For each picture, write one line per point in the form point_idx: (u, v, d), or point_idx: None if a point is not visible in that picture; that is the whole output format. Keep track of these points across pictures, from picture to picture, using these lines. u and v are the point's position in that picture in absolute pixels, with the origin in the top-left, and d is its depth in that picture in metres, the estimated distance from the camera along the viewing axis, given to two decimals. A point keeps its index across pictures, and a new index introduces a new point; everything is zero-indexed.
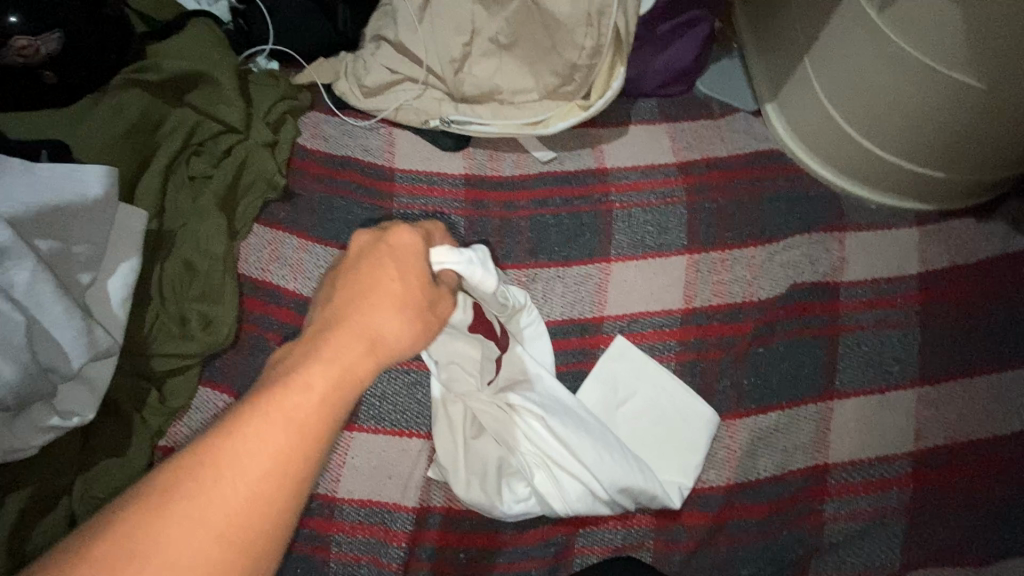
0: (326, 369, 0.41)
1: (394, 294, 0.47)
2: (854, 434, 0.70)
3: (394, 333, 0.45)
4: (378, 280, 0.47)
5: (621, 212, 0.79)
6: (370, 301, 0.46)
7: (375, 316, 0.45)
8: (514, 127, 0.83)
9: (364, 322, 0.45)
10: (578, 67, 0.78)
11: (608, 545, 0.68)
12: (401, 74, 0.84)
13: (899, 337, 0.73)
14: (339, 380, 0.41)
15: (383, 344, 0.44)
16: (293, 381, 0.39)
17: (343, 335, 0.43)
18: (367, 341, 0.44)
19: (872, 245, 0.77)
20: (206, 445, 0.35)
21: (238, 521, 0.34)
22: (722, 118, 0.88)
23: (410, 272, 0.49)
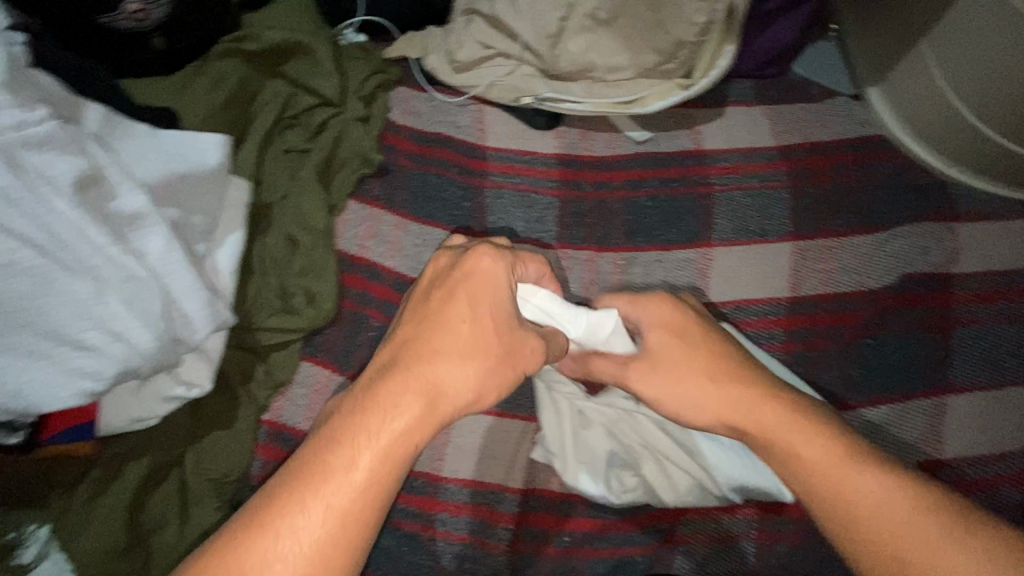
0: (373, 445, 0.45)
1: (460, 344, 0.50)
2: (964, 428, 0.69)
3: (459, 382, 0.49)
4: (446, 324, 0.51)
5: (722, 196, 0.78)
6: (433, 351, 0.50)
7: (446, 363, 0.49)
8: (607, 105, 0.82)
9: (426, 373, 0.49)
10: (686, 44, 0.76)
11: (711, 534, 0.68)
12: (494, 49, 0.82)
13: (1016, 332, 0.71)
14: (392, 447, 0.46)
15: (439, 401, 0.48)
16: (341, 458, 0.44)
17: (410, 386, 0.48)
18: (428, 393, 0.48)
19: (986, 236, 0.75)
20: (254, 527, 0.42)
21: None
22: (821, 101, 0.84)
23: (480, 311, 0.51)
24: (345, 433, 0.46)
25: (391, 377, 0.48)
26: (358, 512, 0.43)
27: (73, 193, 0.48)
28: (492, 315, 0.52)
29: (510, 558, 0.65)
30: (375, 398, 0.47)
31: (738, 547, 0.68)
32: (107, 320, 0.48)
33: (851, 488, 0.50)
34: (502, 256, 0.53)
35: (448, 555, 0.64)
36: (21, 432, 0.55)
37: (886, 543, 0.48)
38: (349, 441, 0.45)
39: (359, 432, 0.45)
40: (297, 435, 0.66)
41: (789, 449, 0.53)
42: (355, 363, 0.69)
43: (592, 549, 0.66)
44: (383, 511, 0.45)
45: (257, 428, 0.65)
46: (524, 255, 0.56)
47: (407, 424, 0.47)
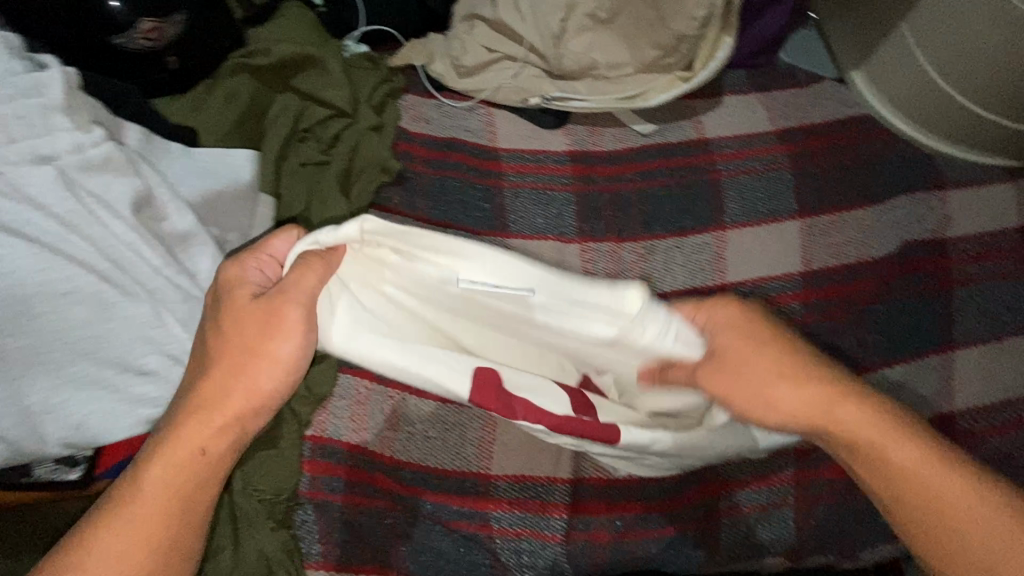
0: (176, 443, 0.52)
1: (244, 340, 0.53)
2: (972, 379, 0.75)
3: (267, 388, 0.54)
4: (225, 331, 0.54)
5: (730, 180, 0.81)
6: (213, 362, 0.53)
7: (233, 385, 0.53)
8: (612, 101, 0.84)
9: (216, 380, 0.53)
10: (686, 38, 0.79)
11: (751, 505, 0.70)
12: (498, 52, 0.84)
13: (1007, 288, 0.77)
14: (186, 445, 0.52)
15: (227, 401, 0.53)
16: (153, 459, 0.52)
17: (200, 417, 0.52)
18: (224, 415, 0.53)
19: (973, 200, 0.80)
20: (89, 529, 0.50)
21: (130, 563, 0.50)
22: (809, 86, 0.89)
23: (248, 317, 0.53)
24: (151, 461, 0.52)
25: (182, 411, 0.53)
26: (175, 513, 0.52)
27: (132, 215, 0.55)
28: (249, 309, 0.53)
29: (565, 547, 0.66)
30: (175, 427, 0.52)
31: (778, 516, 0.70)
32: (166, 342, 0.55)
33: (936, 492, 0.56)
34: (266, 256, 0.56)
35: (505, 550, 0.65)
36: (80, 467, 0.56)
37: (948, 542, 0.55)
38: (149, 468, 0.51)
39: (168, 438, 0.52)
40: (343, 448, 0.65)
41: (889, 460, 0.57)
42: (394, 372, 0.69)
43: (644, 531, 0.67)
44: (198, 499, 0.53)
45: (302, 445, 0.63)
46: (265, 241, 0.57)
47: (196, 448, 0.52)
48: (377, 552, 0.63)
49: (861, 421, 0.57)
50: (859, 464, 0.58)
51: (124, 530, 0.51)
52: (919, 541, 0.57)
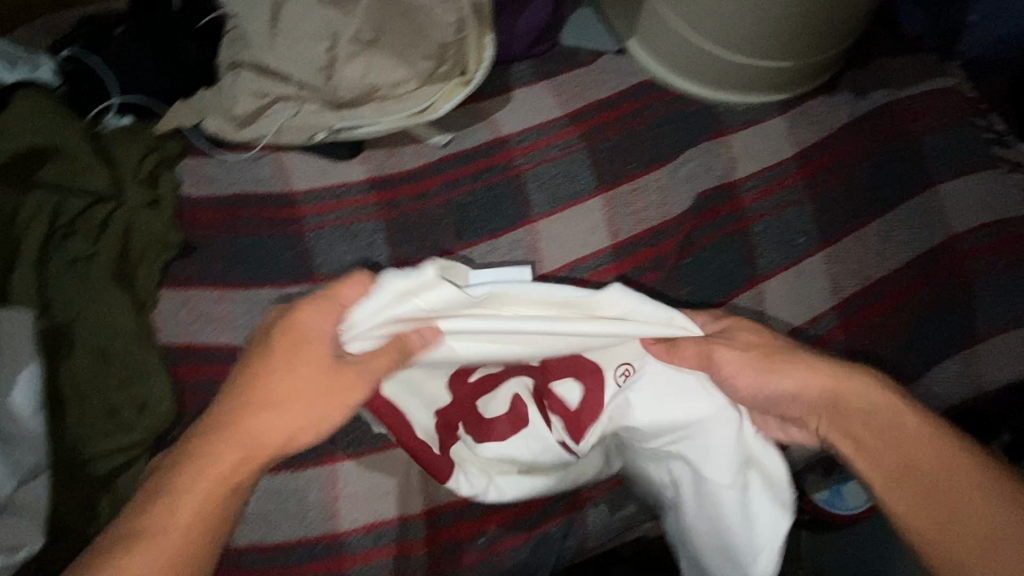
0: (233, 457, 0.56)
1: (299, 383, 0.57)
2: (776, 306, 0.78)
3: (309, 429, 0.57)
4: (265, 380, 0.57)
5: (529, 173, 0.82)
6: (252, 407, 0.56)
7: (257, 413, 0.56)
8: (401, 119, 0.83)
9: (250, 426, 0.56)
10: (448, 45, 0.81)
11: (610, 479, 0.74)
12: (271, 95, 0.81)
13: (796, 215, 0.81)
14: (247, 457, 0.56)
15: (286, 441, 0.57)
16: (202, 470, 0.55)
17: (230, 445, 0.56)
18: (245, 450, 0.56)
19: (753, 139, 0.85)
20: (133, 536, 0.53)
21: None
22: (593, 63, 0.92)
23: (297, 368, 0.57)
24: (230, 449, 0.56)
25: (199, 436, 0.56)
26: (215, 504, 0.55)
27: None
28: (304, 363, 0.57)
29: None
30: (227, 434, 0.56)
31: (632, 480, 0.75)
32: None
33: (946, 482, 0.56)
34: (332, 301, 0.59)
35: None
36: None
37: (923, 524, 0.57)
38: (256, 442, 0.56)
39: (213, 449, 0.56)
40: None
41: (896, 426, 0.59)
42: None
43: (512, 538, 0.68)
44: (224, 523, 0.56)
45: None
46: (338, 288, 0.59)
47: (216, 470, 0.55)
48: None
49: (872, 412, 0.60)
50: (852, 447, 0.61)
51: (146, 552, 0.52)
52: (907, 517, 0.57)
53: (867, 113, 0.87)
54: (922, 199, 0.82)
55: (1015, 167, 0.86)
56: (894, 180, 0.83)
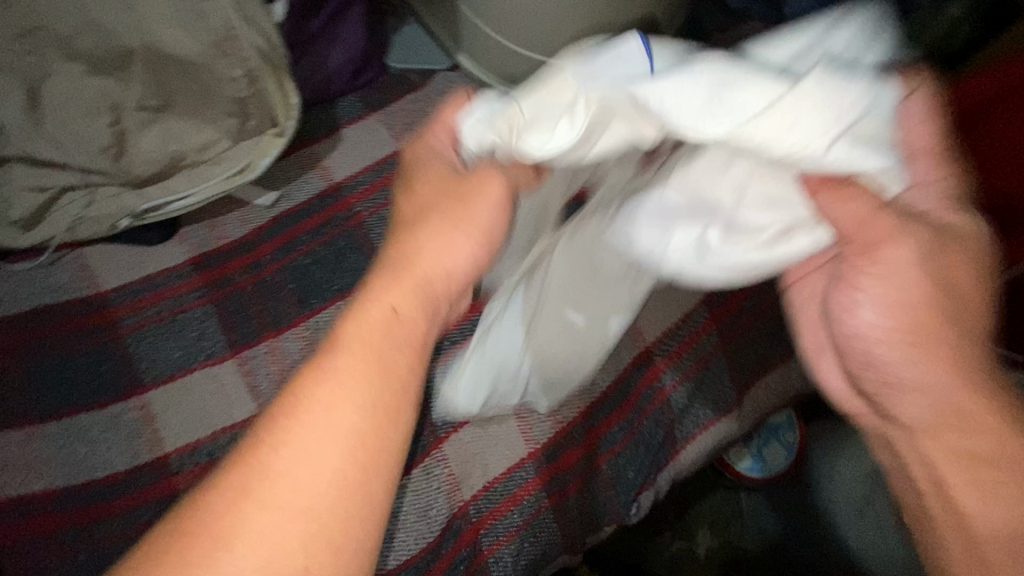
0: (379, 317, 0.47)
1: (446, 214, 0.52)
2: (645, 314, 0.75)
3: (458, 256, 0.52)
4: (467, 195, 0.52)
5: (371, 220, 0.76)
6: (460, 203, 0.52)
7: (422, 248, 0.51)
8: (217, 185, 0.74)
9: (435, 256, 0.51)
10: (247, 99, 0.74)
11: (514, 526, 0.69)
12: (54, 188, 0.70)
13: None
14: (391, 325, 0.47)
15: (431, 273, 0.51)
16: (334, 352, 0.45)
17: (411, 280, 0.50)
18: (438, 279, 0.51)
19: None
20: (281, 429, 0.41)
21: (319, 498, 0.40)
22: (425, 85, 0.86)
23: (435, 188, 0.53)
24: (355, 345, 0.45)
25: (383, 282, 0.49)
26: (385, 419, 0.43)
27: None
28: (438, 175, 0.53)
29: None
30: (375, 279, 0.50)
31: (539, 524, 0.70)
32: None
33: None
34: (439, 123, 0.55)
35: None
36: None
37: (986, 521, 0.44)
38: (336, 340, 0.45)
39: (397, 283, 0.49)
40: None
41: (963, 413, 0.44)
42: None
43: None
44: (403, 416, 0.45)
45: None
46: (445, 112, 0.55)
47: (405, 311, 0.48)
48: None
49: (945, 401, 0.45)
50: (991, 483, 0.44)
51: (337, 429, 0.42)
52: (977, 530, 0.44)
53: None
54: None
55: None
56: None
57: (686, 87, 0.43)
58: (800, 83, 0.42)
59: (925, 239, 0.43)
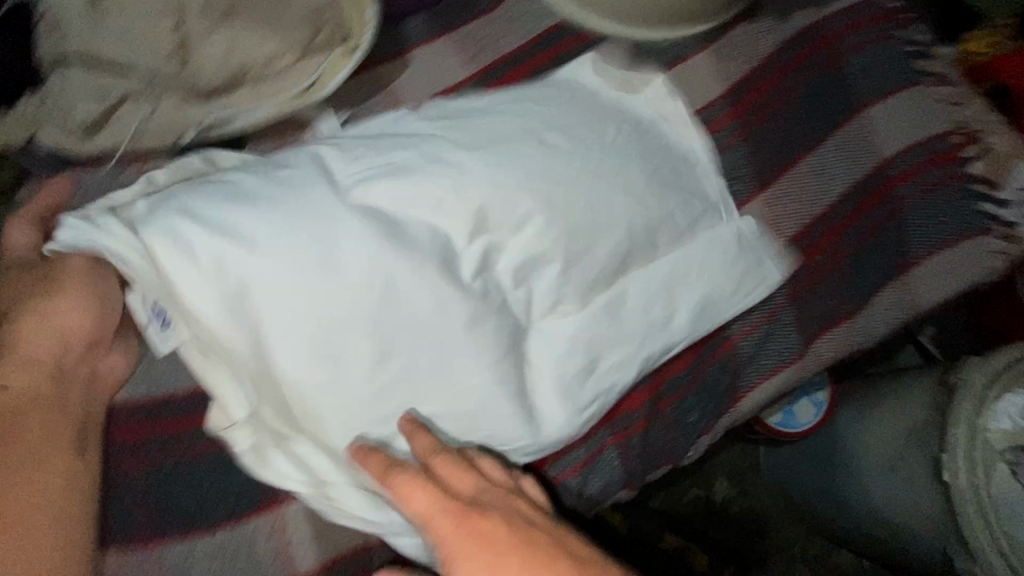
0: (39, 419, 0.56)
1: (74, 313, 0.61)
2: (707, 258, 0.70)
3: (74, 314, 0.61)
4: (59, 293, 0.60)
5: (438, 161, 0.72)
6: (62, 286, 0.60)
7: (41, 324, 0.60)
8: (289, 100, 0.70)
9: (54, 321, 0.60)
10: (318, 11, 0.72)
11: (579, 459, 0.71)
12: (116, 92, 0.68)
13: (732, 158, 0.77)
14: (32, 403, 0.57)
15: (71, 330, 0.61)
16: (17, 428, 0.55)
17: (42, 339, 0.60)
18: (61, 335, 0.61)
19: (679, 80, 0.79)
20: None
21: (43, 555, 0.51)
22: (498, 8, 0.81)
23: (76, 289, 0.61)
24: (22, 430, 0.55)
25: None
26: (71, 466, 0.56)
27: None
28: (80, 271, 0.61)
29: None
30: (17, 341, 0.59)
31: (604, 460, 0.72)
32: None
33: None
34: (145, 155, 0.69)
35: None
36: None
37: None
38: (12, 350, 0.59)
39: (24, 351, 0.59)
40: None
41: None
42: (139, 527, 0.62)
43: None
44: (90, 474, 0.57)
45: None
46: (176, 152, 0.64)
47: (22, 387, 0.57)
48: None
49: None
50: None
51: (60, 476, 0.55)
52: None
53: (792, 37, 0.82)
54: (852, 126, 0.80)
55: (938, 79, 0.83)
56: (819, 110, 0.79)
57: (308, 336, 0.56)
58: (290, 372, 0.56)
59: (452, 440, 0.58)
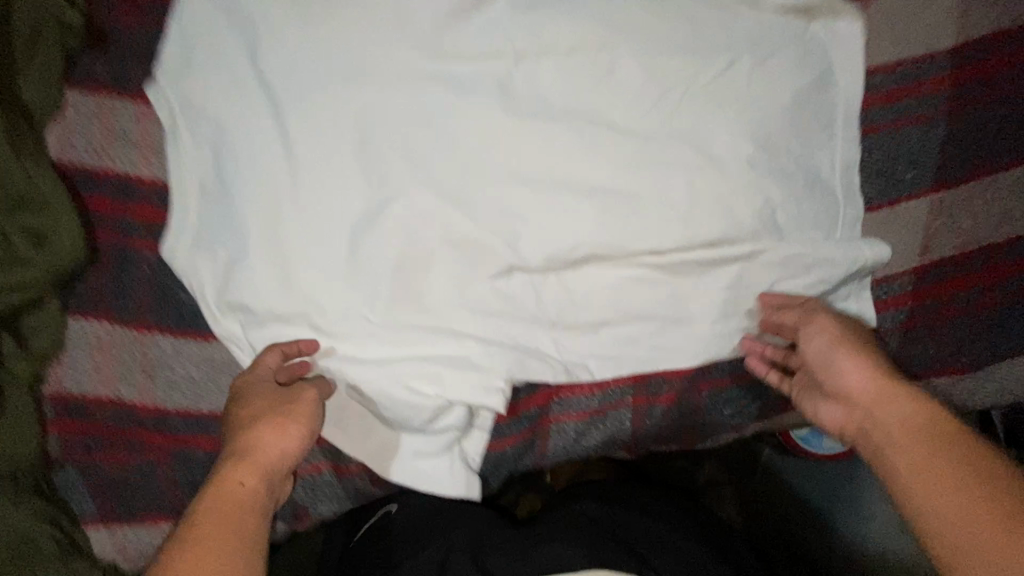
0: (246, 485, 0.48)
1: (279, 444, 0.51)
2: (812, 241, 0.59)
3: (291, 440, 0.51)
4: (290, 408, 0.52)
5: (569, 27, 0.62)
6: (287, 416, 0.52)
7: (274, 442, 0.51)
8: None
9: (268, 451, 0.50)
10: None
11: (589, 407, 0.65)
12: None
13: (919, 136, 0.60)
14: (220, 498, 0.46)
15: (277, 461, 0.50)
16: (223, 484, 0.47)
17: (249, 468, 0.49)
18: (272, 474, 0.50)
19: (899, 11, 0.60)
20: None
21: None
22: None
23: (306, 415, 0.53)
24: (218, 509, 0.46)
25: (223, 472, 0.48)
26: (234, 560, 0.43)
27: None
28: (259, 389, 0.53)
29: (369, 475, 0.63)
30: (237, 457, 0.49)
31: (613, 416, 0.66)
32: None
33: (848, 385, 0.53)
34: None
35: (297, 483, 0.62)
36: None
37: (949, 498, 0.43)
38: (251, 456, 0.49)
39: (234, 471, 0.48)
40: (91, 405, 0.55)
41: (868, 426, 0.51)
42: (137, 308, 0.55)
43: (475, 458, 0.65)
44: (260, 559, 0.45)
45: (36, 405, 0.54)
46: None
47: (249, 494, 0.47)
48: (158, 503, 0.58)
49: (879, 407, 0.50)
50: (816, 322, 0.57)
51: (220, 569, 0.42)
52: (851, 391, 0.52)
53: None
54: None
55: None
56: None
57: (326, 198, 0.56)
58: (302, 224, 0.55)
59: (439, 345, 0.58)
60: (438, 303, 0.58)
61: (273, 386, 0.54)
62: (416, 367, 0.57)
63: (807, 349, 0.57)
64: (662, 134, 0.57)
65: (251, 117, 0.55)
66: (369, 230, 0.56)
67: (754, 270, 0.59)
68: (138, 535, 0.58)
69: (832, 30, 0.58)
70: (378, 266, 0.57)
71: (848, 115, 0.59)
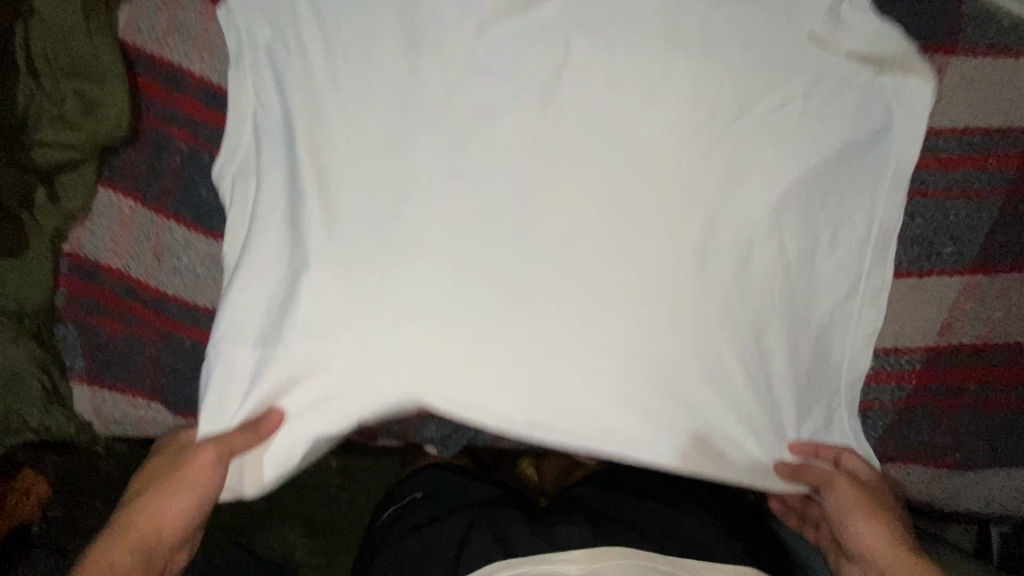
0: (121, 553, 0.53)
1: (171, 512, 0.55)
2: (823, 296, 0.57)
3: (176, 509, 0.55)
4: (177, 482, 0.55)
5: None
6: (173, 488, 0.55)
7: (162, 508, 0.55)
8: None
9: (152, 517, 0.55)
10: None
11: None
12: None
13: (968, 212, 0.57)
14: (92, 569, 0.52)
15: (167, 530, 0.55)
16: (100, 554, 0.53)
17: (133, 536, 0.54)
18: (150, 536, 0.55)
19: (982, 76, 0.56)
20: None
21: None
22: None
23: (200, 488, 0.55)
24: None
25: (112, 542, 0.54)
26: None
27: None
28: (173, 449, 0.58)
29: None
30: (122, 522, 0.55)
31: None
32: None
33: (865, 548, 0.56)
34: None
35: None
36: None
37: None
38: (128, 528, 0.54)
39: (117, 537, 0.54)
40: (99, 271, 0.59)
41: None
42: (160, 192, 0.59)
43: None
44: None
45: (53, 258, 0.58)
46: None
47: (124, 565, 0.53)
48: (139, 379, 0.61)
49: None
50: (840, 491, 0.57)
51: None
52: (869, 553, 0.56)
53: None
54: None
55: None
56: None
57: (347, 121, 0.55)
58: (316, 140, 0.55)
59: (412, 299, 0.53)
60: (433, 275, 0.53)
61: (181, 450, 0.57)
62: (378, 312, 0.52)
63: (835, 503, 0.57)
64: (702, 153, 0.54)
65: (295, 41, 0.55)
66: (376, 162, 0.54)
67: (765, 313, 0.55)
68: (114, 402, 0.62)
69: (905, 84, 0.55)
70: (381, 208, 0.54)
71: (898, 172, 0.56)
